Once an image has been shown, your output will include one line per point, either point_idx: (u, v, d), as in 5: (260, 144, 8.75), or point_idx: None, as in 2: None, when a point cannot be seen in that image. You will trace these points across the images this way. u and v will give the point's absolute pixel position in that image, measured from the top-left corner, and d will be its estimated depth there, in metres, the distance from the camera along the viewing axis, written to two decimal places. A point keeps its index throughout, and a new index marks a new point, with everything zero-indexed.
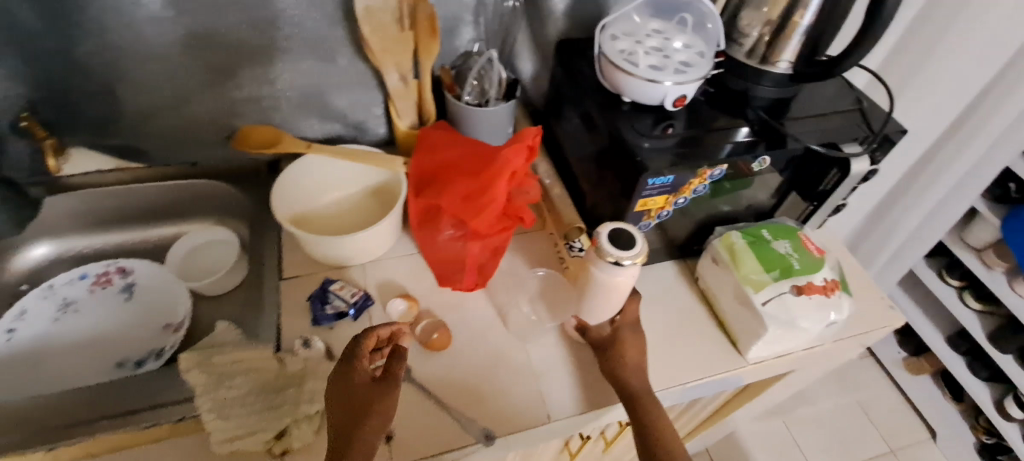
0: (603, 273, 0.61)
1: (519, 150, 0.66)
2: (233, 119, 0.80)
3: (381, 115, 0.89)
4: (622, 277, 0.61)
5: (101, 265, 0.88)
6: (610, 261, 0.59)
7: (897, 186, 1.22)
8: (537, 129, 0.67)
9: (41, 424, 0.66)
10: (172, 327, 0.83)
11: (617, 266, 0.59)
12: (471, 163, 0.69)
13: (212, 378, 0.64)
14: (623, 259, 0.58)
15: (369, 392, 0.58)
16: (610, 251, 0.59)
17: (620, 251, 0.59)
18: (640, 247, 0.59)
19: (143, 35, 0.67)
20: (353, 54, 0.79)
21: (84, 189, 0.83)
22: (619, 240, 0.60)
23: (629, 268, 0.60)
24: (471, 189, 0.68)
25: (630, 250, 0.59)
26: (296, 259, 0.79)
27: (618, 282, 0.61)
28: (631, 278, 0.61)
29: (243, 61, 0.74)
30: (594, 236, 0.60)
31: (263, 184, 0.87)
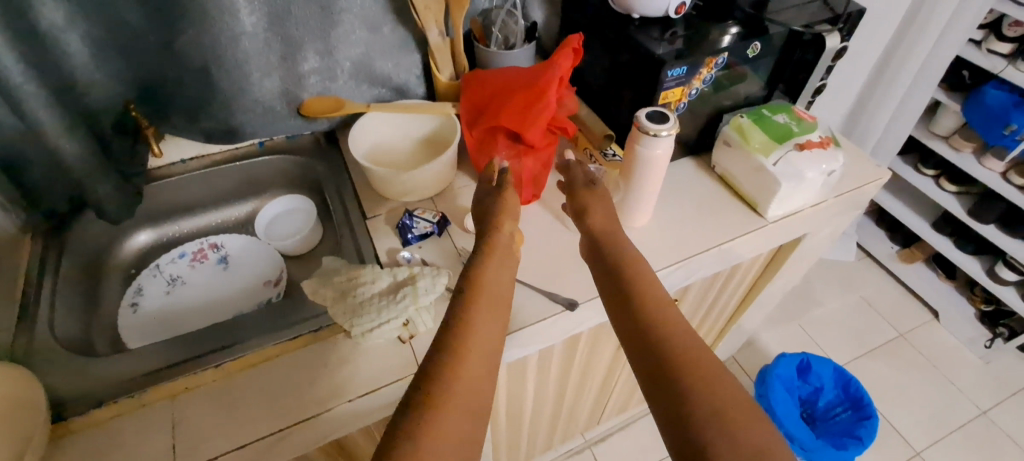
0: (644, 148, 0.75)
1: (566, 56, 0.79)
2: (300, 92, 0.92)
3: (420, 75, 1.01)
4: (661, 150, 0.75)
5: (195, 243, 1.00)
6: (650, 134, 0.73)
7: (876, 72, 1.53)
8: (581, 35, 0.80)
9: (191, 353, 0.74)
10: (272, 282, 0.95)
11: (656, 138, 0.73)
12: (522, 85, 0.83)
13: (338, 292, 0.76)
14: (659, 131, 0.72)
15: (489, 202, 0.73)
16: (649, 126, 0.72)
17: (657, 125, 0.72)
18: (672, 121, 0.73)
19: (236, 19, 0.79)
20: (395, 21, 0.92)
21: (169, 178, 0.96)
22: (654, 117, 0.74)
23: (665, 139, 0.73)
24: (527, 103, 0.81)
25: (664, 124, 0.73)
26: (374, 202, 0.91)
27: (657, 154, 0.75)
28: (667, 148, 0.75)
29: (307, 36, 0.86)
30: (634, 118, 0.74)
31: (325, 151, 1.02)
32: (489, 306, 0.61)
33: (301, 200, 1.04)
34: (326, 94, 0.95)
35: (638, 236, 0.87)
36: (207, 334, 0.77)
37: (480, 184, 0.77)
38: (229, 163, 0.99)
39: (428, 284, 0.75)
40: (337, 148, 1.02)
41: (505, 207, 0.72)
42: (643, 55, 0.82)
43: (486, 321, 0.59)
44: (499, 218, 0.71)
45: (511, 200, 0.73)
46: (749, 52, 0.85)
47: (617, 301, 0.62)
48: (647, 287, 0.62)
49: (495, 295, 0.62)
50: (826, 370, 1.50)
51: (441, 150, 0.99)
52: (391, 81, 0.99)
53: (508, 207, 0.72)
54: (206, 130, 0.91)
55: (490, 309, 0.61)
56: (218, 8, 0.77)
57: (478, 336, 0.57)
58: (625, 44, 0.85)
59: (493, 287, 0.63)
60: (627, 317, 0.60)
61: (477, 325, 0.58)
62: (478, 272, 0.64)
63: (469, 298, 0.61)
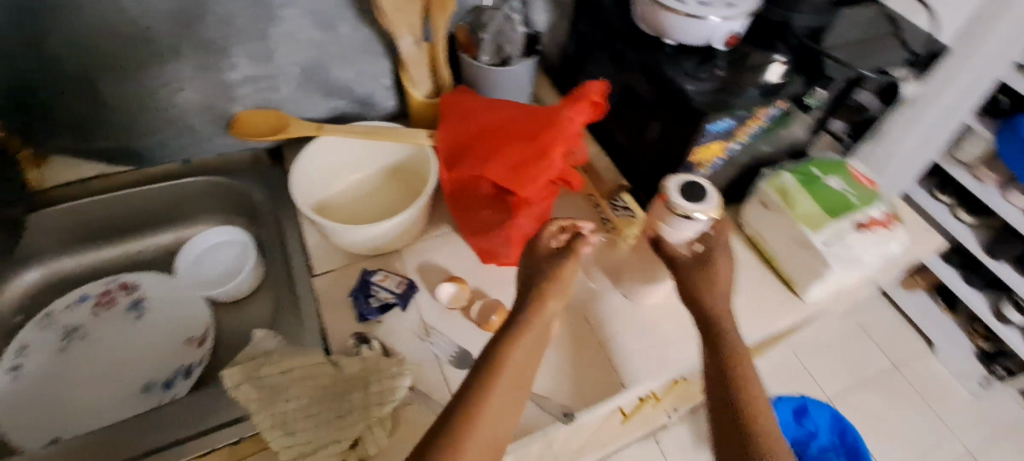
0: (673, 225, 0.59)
1: (582, 107, 0.63)
2: (231, 106, 0.72)
3: (390, 86, 0.81)
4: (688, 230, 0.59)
5: (101, 284, 0.80)
6: (681, 215, 0.57)
7: None
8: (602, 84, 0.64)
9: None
10: (194, 340, 0.77)
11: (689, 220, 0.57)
12: (524, 129, 0.66)
13: (264, 391, 0.59)
14: (696, 213, 0.57)
15: (541, 266, 0.60)
16: (684, 206, 0.57)
17: (691, 205, 0.57)
18: (712, 199, 0.57)
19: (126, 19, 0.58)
20: (356, 20, 0.71)
21: (62, 204, 0.75)
22: (690, 190, 0.57)
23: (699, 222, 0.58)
24: (527, 155, 0.64)
25: (699, 202, 0.57)
26: (324, 251, 0.73)
27: (685, 232, 0.60)
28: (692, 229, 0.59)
29: (234, 38, 0.65)
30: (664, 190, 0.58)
31: (266, 174, 0.81)
32: (509, 383, 0.52)
33: (236, 233, 0.84)
34: (266, 108, 0.74)
35: (651, 317, 0.69)
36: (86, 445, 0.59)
37: (535, 246, 0.62)
38: (139, 186, 0.78)
39: (383, 390, 0.58)
40: (283, 172, 0.82)
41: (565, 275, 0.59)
42: (673, 96, 0.64)
43: (496, 408, 0.51)
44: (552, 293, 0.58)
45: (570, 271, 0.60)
46: (809, 98, 0.69)
47: (723, 398, 0.53)
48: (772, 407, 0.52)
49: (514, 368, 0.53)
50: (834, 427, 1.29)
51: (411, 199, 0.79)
52: (352, 92, 0.79)
53: (559, 279, 0.59)
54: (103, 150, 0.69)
55: (502, 396, 0.51)
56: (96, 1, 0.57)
57: (491, 416, 0.49)
58: (649, 77, 0.67)
59: (523, 361, 0.54)
60: (734, 435, 0.51)
61: (488, 408, 0.49)
62: (504, 351, 0.53)
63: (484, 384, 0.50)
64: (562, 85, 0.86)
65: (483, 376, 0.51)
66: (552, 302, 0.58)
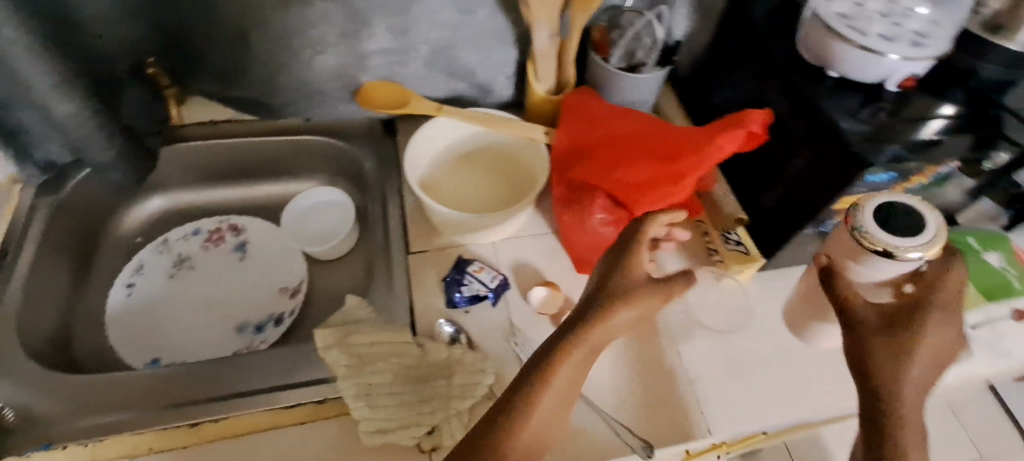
0: (868, 265, 0.51)
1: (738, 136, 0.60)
2: (360, 74, 0.73)
3: (511, 76, 0.80)
4: (889, 270, 0.51)
5: (213, 221, 0.85)
6: (879, 251, 0.48)
7: None
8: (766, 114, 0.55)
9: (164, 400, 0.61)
10: (288, 291, 0.80)
11: (895, 260, 0.48)
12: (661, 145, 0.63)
13: (353, 360, 0.60)
14: (907, 251, 0.48)
15: (632, 284, 0.51)
16: (893, 244, 0.48)
17: (900, 241, 0.48)
18: (930, 233, 0.48)
19: None
20: (495, 6, 0.70)
21: (196, 142, 0.80)
22: (891, 223, 0.49)
23: (905, 264, 0.49)
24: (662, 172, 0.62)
25: (914, 239, 0.48)
26: (423, 231, 0.74)
27: (885, 273, 0.51)
28: (895, 271, 0.51)
29: (379, 9, 0.65)
30: (861, 223, 0.49)
31: (378, 142, 0.84)
32: (571, 375, 0.49)
33: (341, 196, 0.86)
34: (391, 81, 0.75)
35: (751, 364, 0.65)
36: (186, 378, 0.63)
37: (626, 255, 0.53)
38: (264, 137, 0.82)
39: (466, 383, 0.59)
40: (393, 144, 0.84)
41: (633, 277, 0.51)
42: (831, 136, 0.58)
43: (553, 397, 0.49)
44: (615, 306, 0.50)
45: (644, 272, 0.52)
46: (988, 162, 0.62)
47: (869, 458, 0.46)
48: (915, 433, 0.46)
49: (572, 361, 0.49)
50: None
51: (524, 192, 0.74)
52: (474, 77, 0.79)
53: (640, 298, 0.51)
54: (240, 99, 0.73)
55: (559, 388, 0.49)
56: None
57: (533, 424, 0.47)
58: (800, 111, 0.61)
59: (569, 374, 0.49)
60: None
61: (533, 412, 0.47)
62: (546, 367, 0.48)
63: (538, 379, 0.48)
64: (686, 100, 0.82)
65: (541, 369, 0.48)
66: (625, 316, 0.51)
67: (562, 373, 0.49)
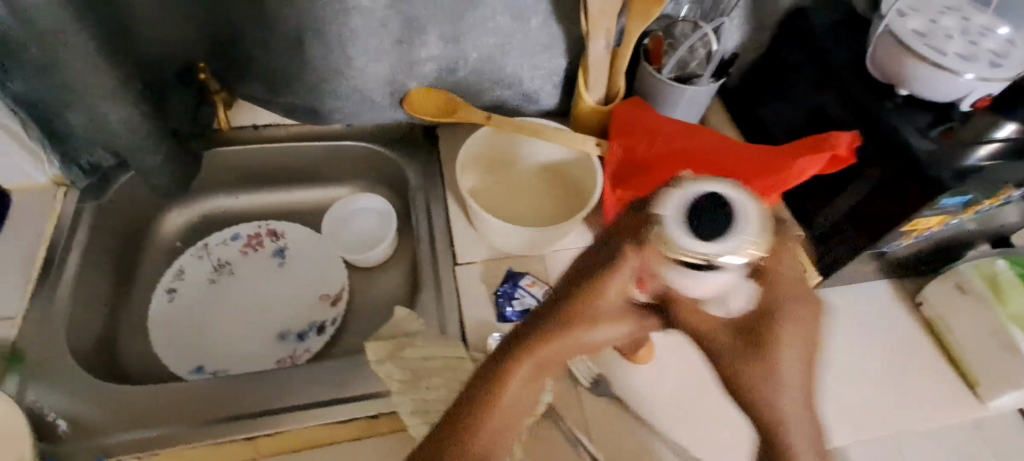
0: (665, 274, 0.29)
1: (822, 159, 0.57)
2: (409, 82, 0.72)
3: (558, 84, 0.79)
4: (714, 285, 0.29)
5: (252, 226, 0.84)
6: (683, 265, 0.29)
7: None
8: (855, 137, 0.58)
9: (212, 413, 0.60)
10: (328, 299, 0.80)
11: (710, 267, 0.28)
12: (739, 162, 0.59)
13: (408, 375, 0.60)
14: (715, 255, 0.28)
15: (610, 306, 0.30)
16: (678, 237, 0.28)
17: (698, 245, 0.28)
18: (739, 225, 0.28)
19: None
20: (549, 15, 0.69)
21: (240, 148, 0.79)
22: (709, 210, 0.29)
23: (728, 271, 0.28)
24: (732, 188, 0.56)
25: (727, 235, 0.28)
26: (470, 241, 0.73)
27: (716, 294, 0.29)
28: (708, 286, 0.29)
29: (435, 18, 0.64)
30: (646, 214, 0.30)
31: (420, 149, 0.83)
32: (519, 396, 0.33)
33: (381, 202, 0.85)
34: (436, 87, 0.74)
35: None
36: (234, 392, 0.62)
37: (600, 272, 0.30)
38: (306, 142, 0.81)
39: None
40: (435, 150, 0.83)
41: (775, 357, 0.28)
42: (901, 157, 0.57)
43: (502, 418, 0.34)
44: (592, 320, 0.30)
45: (784, 341, 0.28)
46: None
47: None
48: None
49: (531, 376, 0.32)
50: None
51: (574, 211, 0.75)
52: (521, 85, 0.78)
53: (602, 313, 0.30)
54: (287, 106, 0.71)
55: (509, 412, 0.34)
56: None
57: (485, 438, 0.34)
58: (867, 130, 0.60)
59: (527, 389, 0.33)
60: None
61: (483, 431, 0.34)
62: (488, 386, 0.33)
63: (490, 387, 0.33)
64: (734, 111, 0.81)
65: (491, 373, 0.33)
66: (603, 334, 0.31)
67: (521, 380, 0.33)
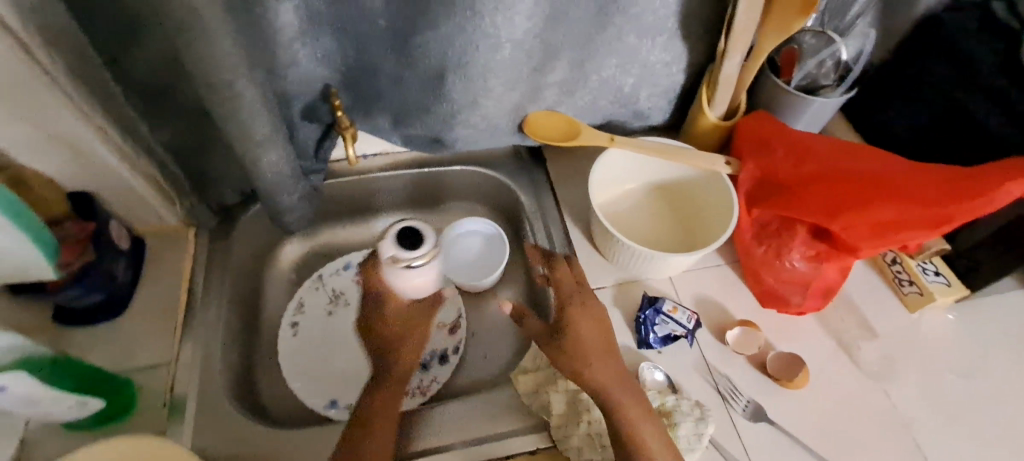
0: (392, 272, 0.61)
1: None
2: (530, 107, 0.71)
3: (673, 100, 0.77)
4: (420, 274, 0.62)
5: (362, 255, 0.84)
6: (398, 265, 0.59)
7: None
8: None
9: None
10: (446, 327, 0.79)
11: (412, 267, 0.60)
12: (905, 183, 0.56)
13: (568, 407, 0.60)
14: (415, 260, 0.59)
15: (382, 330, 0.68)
16: (398, 255, 0.59)
17: (404, 253, 0.59)
18: (428, 244, 0.60)
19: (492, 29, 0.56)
20: (675, 33, 0.68)
21: (352, 177, 0.80)
22: (404, 239, 0.59)
23: (422, 267, 0.61)
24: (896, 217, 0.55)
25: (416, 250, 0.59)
26: (596, 264, 0.72)
27: (416, 281, 0.62)
28: (428, 272, 0.62)
29: (568, 43, 0.63)
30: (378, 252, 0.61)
31: (529, 171, 0.82)
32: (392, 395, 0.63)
33: (489, 225, 0.83)
34: (554, 110, 0.73)
35: (965, 404, 0.63)
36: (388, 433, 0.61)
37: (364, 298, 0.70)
38: (415, 169, 0.81)
39: (690, 433, 0.59)
40: (544, 172, 0.81)
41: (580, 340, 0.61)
42: None
43: (388, 396, 0.63)
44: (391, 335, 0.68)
45: (579, 326, 0.62)
46: None
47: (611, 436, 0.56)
48: (642, 433, 0.55)
49: (394, 339, 0.67)
50: None
51: (701, 230, 0.74)
52: (635, 103, 0.77)
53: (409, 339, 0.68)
54: (407, 136, 0.71)
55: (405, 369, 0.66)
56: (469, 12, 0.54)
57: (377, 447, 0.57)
58: None
59: (389, 395, 0.63)
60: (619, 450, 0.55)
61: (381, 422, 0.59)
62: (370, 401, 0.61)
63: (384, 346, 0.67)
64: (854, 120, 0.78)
65: (370, 390, 0.63)
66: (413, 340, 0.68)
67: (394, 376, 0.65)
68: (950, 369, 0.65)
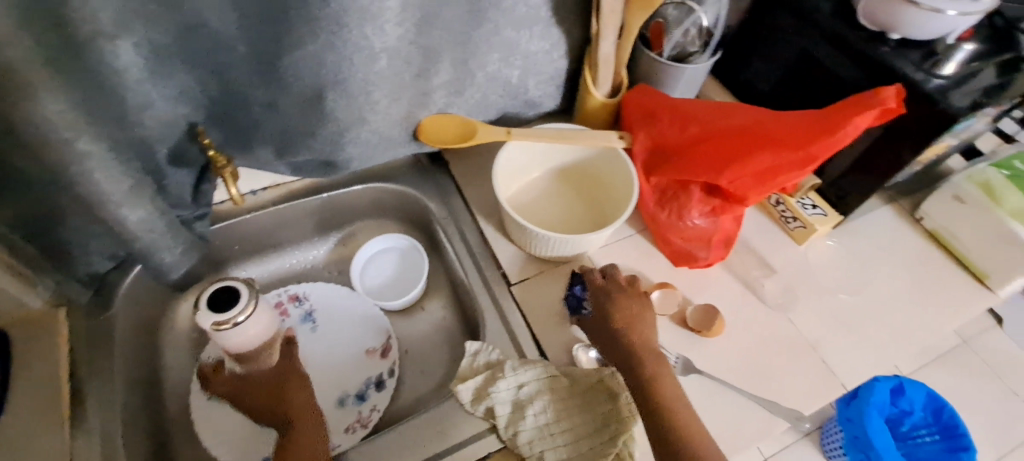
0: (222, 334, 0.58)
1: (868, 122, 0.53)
2: (421, 112, 0.69)
3: (560, 85, 0.79)
4: (252, 322, 0.61)
5: (272, 295, 0.79)
6: (216, 327, 0.56)
7: None
8: (900, 90, 0.52)
9: None
10: (376, 352, 0.75)
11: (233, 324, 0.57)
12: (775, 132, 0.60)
13: (509, 406, 0.60)
14: (234, 318, 0.57)
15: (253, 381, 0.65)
16: (218, 319, 0.56)
17: (221, 314, 0.56)
18: (245, 297, 0.57)
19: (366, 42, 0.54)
20: (550, 19, 0.68)
21: (243, 216, 0.74)
22: (220, 301, 0.57)
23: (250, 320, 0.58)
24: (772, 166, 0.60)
25: (237, 305, 0.57)
26: (515, 257, 0.72)
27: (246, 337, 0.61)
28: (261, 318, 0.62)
29: (447, 44, 0.62)
30: (198, 325, 0.57)
31: (433, 176, 0.80)
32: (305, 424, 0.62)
33: (404, 239, 0.82)
34: (446, 112, 0.71)
35: (853, 318, 0.70)
36: None
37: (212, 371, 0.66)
38: (312, 196, 0.77)
39: None
40: (448, 175, 0.80)
41: (627, 331, 0.61)
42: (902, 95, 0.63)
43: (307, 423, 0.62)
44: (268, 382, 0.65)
45: (625, 314, 0.62)
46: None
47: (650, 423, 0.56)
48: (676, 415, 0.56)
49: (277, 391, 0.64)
50: (918, 395, 1.07)
51: (608, 205, 0.76)
52: (525, 93, 0.77)
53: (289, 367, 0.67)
54: (297, 164, 0.67)
55: (306, 403, 0.64)
56: (335, 28, 0.51)
57: None
58: (869, 74, 0.66)
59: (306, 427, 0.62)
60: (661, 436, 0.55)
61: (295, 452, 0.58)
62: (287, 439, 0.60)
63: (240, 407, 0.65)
64: (723, 80, 0.85)
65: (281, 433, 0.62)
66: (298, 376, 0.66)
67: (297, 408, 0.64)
68: (834, 288, 0.72)
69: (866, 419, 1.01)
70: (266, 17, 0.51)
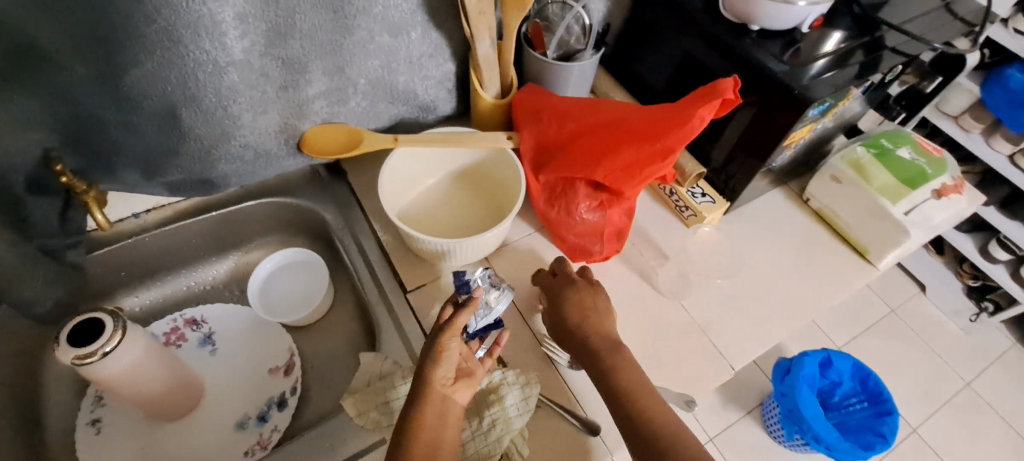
0: (88, 369, 0.57)
1: (713, 108, 0.56)
2: (301, 123, 0.68)
3: (452, 89, 0.79)
4: (126, 351, 0.58)
5: (166, 321, 0.77)
6: (77, 360, 0.55)
7: None
8: (739, 79, 0.55)
9: None
10: (278, 371, 0.74)
11: (100, 354, 0.56)
12: (642, 124, 0.62)
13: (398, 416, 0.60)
14: (100, 348, 0.55)
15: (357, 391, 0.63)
16: (80, 351, 0.55)
17: (84, 347, 0.55)
18: (109, 329, 0.56)
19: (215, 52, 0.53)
20: (428, 24, 0.68)
21: (123, 241, 0.71)
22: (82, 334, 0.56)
23: (119, 349, 0.57)
24: (642, 156, 0.61)
25: (101, 337, 0.56)
26: (411, 264, 0.72)
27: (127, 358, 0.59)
28: (134, 346, 0.59)
29: (313, 53, 0.61)
30: (61, 360, 0.55)
31: (329, 188, 0.79)
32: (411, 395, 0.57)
33: (310, 255, 0.81)
34: (329, 122, 0.70)
35: (742, 299, 0.73)
36: None
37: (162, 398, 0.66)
38: (200, 215, 0.74)
39: (517, 402, 0.60)
40: (346, 185, 0.79)
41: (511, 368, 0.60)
42: (765, 81, 0.65)
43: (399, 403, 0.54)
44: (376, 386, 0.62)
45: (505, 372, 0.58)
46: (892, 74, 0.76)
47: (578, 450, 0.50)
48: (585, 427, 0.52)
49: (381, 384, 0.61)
50: (845, 366, 1.09)
51: (503, 206, 0.76)
52: (417, 99, 0.77)
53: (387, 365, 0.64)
54: (171, 183, 0.66)
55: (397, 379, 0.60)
56: (174, 40, 0.50)
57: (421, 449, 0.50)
58: (737, 65, 0.68)
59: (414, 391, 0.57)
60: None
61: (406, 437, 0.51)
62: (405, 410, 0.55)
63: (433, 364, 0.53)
64: (620, 75, 0.87)
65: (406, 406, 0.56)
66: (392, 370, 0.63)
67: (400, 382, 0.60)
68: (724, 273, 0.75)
69: (798, 393, 1.01)
70: (98, 37, 0.49)
